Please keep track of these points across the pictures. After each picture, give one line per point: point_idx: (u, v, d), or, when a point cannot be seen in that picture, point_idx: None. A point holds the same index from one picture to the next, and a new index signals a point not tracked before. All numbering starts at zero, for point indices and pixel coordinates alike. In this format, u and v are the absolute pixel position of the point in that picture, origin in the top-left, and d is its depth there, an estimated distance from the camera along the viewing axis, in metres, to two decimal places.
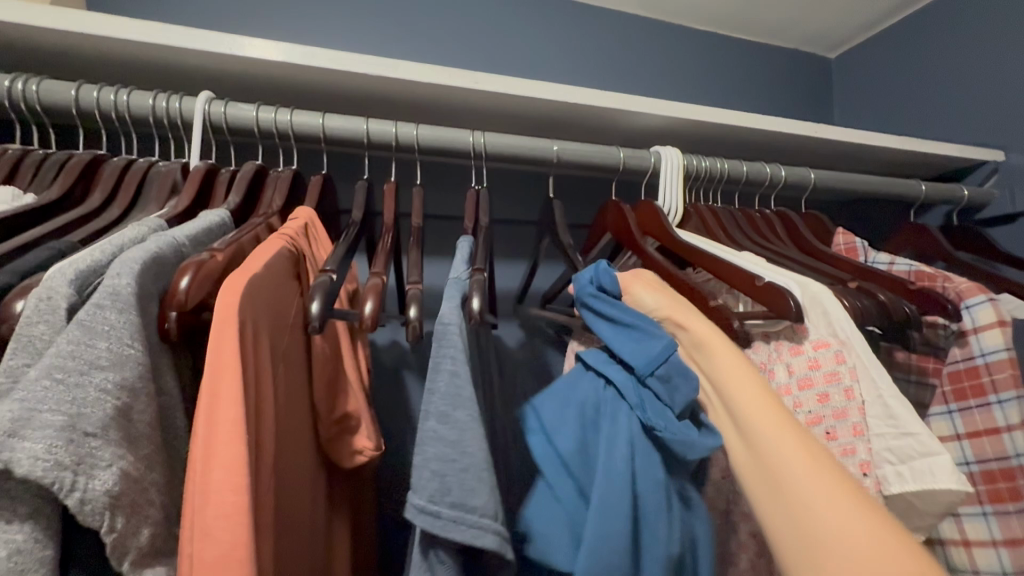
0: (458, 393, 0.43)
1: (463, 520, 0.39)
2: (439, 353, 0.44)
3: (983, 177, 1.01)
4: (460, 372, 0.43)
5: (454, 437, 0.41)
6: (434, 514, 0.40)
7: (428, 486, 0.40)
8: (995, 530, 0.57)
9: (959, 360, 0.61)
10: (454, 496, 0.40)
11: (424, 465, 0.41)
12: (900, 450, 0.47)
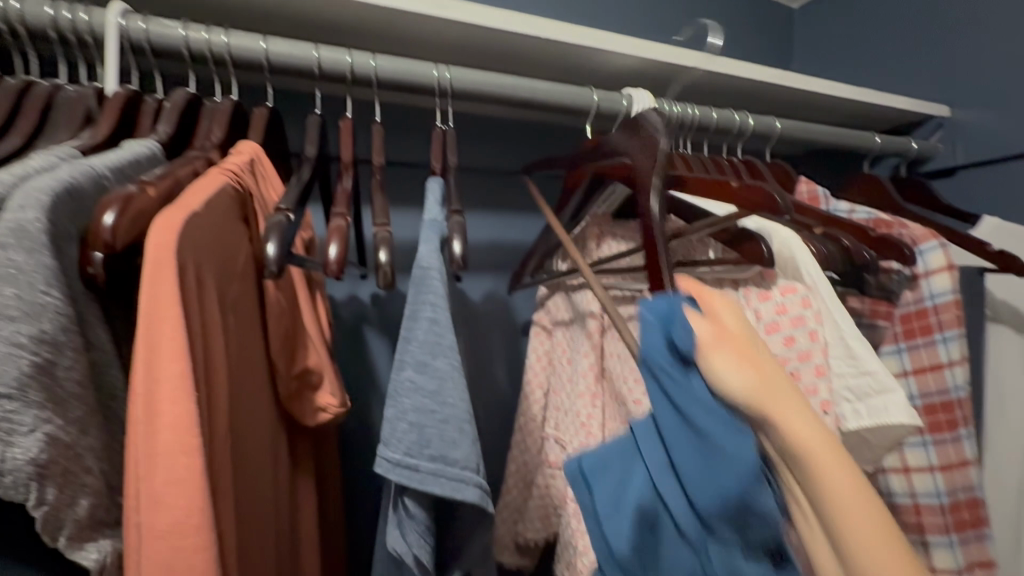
0: (437, 342, 0.46)
1: (442, 473, 0.44)
2: (418, 299, 0.47)
3: (927, 133, 1.04)
4: (439, 320, 0.46)
5: (432, 388, 0.45)
6: (412, 468, 0.44)
7: (407, 439, 0.44)
8: (932, 457, 0.61)
9: (911, 303, 0.64)
10: (433, 449, 0.44)
11: (403, 417, 0.45)
12: (859, 389, 0.48)
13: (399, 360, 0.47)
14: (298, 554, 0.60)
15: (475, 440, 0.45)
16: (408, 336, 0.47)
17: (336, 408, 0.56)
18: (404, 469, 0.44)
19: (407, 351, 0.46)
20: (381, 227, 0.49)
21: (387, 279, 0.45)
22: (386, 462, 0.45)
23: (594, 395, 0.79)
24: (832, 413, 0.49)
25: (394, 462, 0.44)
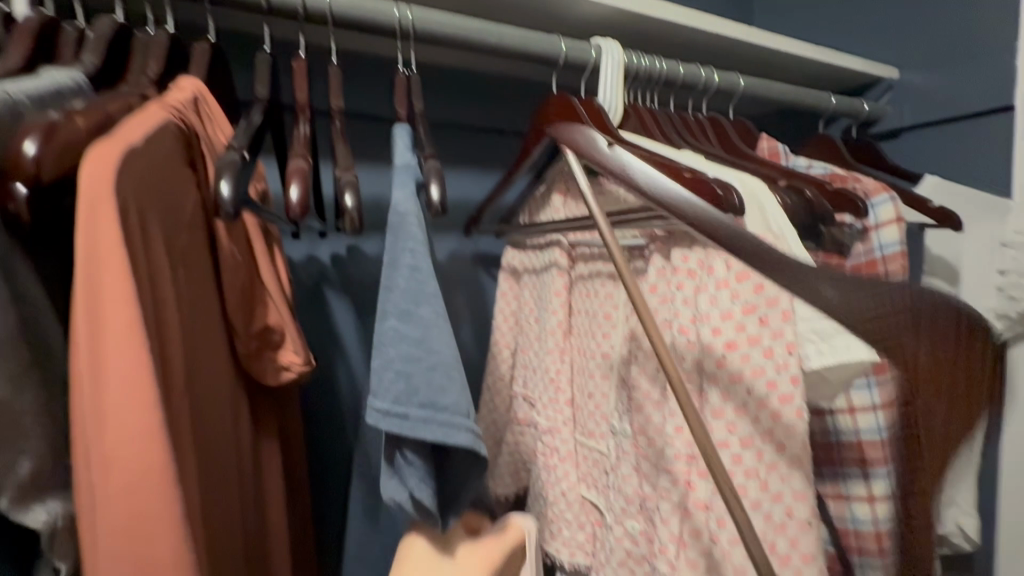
0: (420, 289, 0.46)
1: (433, 420, 0.45)
2: (395, 249, 0.47)
3: (879, 94, 1.07)
4: (420, 267, 0.46)
5: (418, 336, 0.45)
6: (402, 416, 0.45)
7: (394, 389, 0.45)
8: (875, 397, 0.63)
9: (861, 254, 0.67)
10: (423, 397, 0.45)
11: (389, 367, 0.45)
12: (822, 329, 0.51)
13: (382, 311, 0.47)
14: (265, 517, 0.59)
15: (463, 387, 0.46)
16: (389, 286, 0.47)
17: (300, 366, 0.54)
18: (394, 417, 0.45)
19: (388, 301, 0.46)
20: (346, 170, 0.47)
21: (352, 226, 0.44)
22: (376, 413, 0.45)
23: (562, 351, 0.78)
24: (797, 354, 0.51)
25: (384, 411, 0.45)
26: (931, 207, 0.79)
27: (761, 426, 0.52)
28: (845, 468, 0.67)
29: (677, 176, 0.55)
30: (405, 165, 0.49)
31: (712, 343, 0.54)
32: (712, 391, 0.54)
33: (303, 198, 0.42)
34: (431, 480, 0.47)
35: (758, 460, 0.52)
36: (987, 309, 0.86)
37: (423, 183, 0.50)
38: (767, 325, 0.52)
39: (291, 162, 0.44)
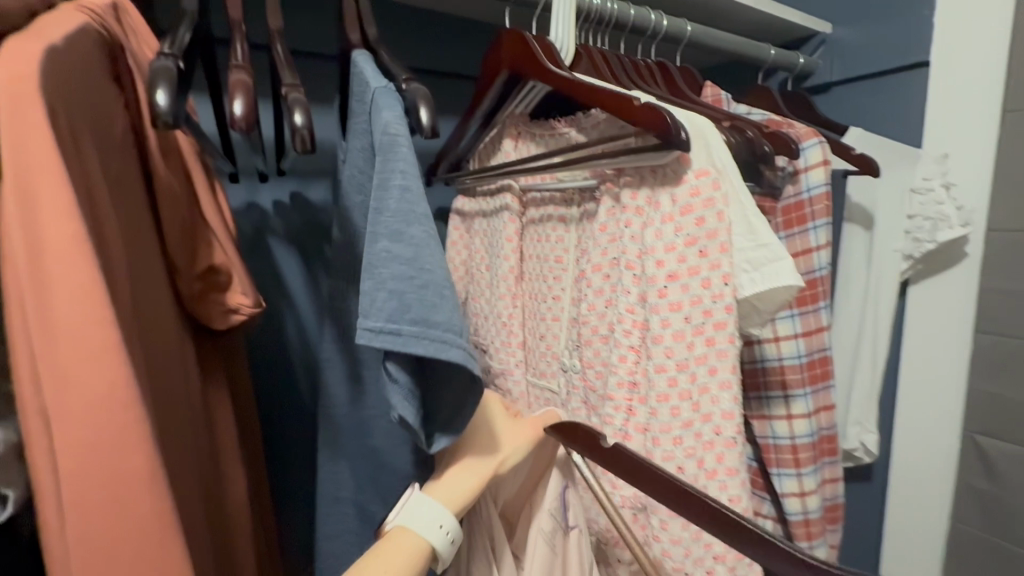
0: (411, 210, 0.47)
1: (425, 335, 0.45)
2: (386, 168, 0.47)
3: (813, 49, 1.12)
4: (410, 188, 0.47)
5: (410, 255, 0.46)
6: (395, 333, 0.45)
7: (387, 308, 0.45)
8: (796, 326, 0.71)
9: (790, 196, 0.73)
10: (415, 313, 0.45)
11: (382, 286, 0.45)
12: (755, 259, 0.56)
13: (372, 234, 0.47)
14: (222, 459, 0.58)
15: (455, 306, 0.46)
16: (380, 207, 0.47)
17: (250, 308, 0.53)
18: (387, 335, 0.45)
19: (379, 221, 0.47)
20: (292, 87, 0.45)
21: (306, 147, 0.43)
22: (367, 331, 0.45)
23: (514, 297, 0.80)
24: (731, 283, 0.55)
25: (376, 330, 0.45)
26: (854, 154, 0.86)
27: (696, 351, 0.56)
28: (768, 391, 0.73)
29: (630, 105, 0.56)
30: (384, 87, 0.51)
31: (655, 275, 0.57)
32: (652, 319, 0.58)
33: (250, 112, 0.40)
34: (415, 399, 0.47)
35: (691, 382, 0.57)
36: (896, 250, 0.97)
37: (410, 107, 0.51)
38: (705, 257, 0.56)
39: (233, 75, 0.42)
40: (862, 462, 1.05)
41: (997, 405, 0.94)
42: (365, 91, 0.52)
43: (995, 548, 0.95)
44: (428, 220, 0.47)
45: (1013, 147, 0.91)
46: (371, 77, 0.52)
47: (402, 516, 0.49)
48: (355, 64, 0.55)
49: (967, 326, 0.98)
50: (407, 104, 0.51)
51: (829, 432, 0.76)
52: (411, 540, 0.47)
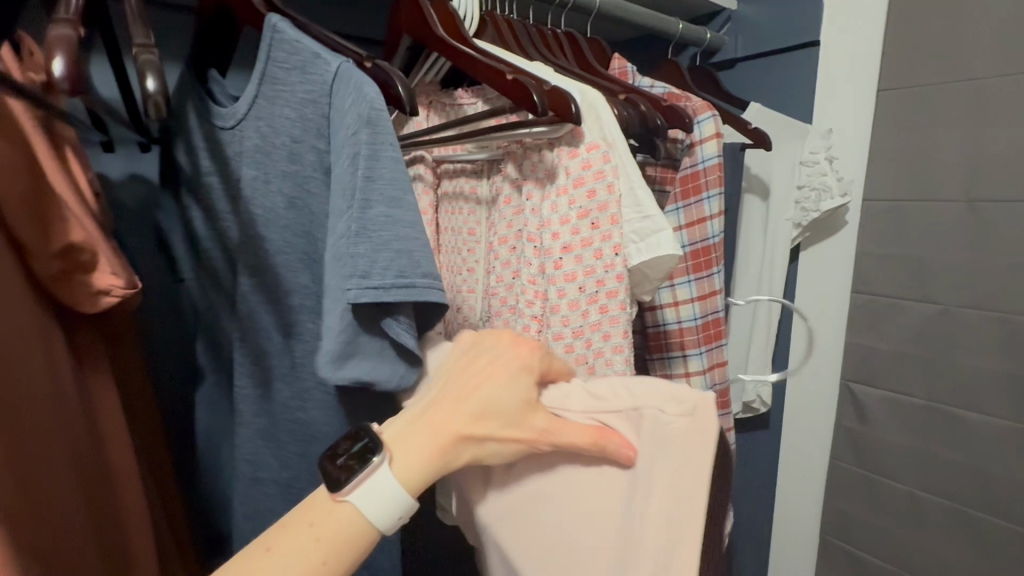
0: (402, 179, 0.49)
1: (436, 286, 0.49)
2: (376, 139, 0.49)
3: (720, 25, 1.17)
4: (400, 158, 0.50)
5: (412, 219, 0.49)
6: (411, 285, 0.47)
7: (400, 263, 0.47)
8: (693, 291, 0.77)
9: (688, 167, 0.76)
10: (426, 269, 0.49)
11: (386, 248, 0.47)
12: (641, 230, 0.59)
13: (365, 200, 0.48)
14: (106, 451, 0.54)
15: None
16: (372, 174, 0.48)
17: (123, 289, 0.50)
18: (402, 289, 0.47)
19: (374, 189, 0.48)
20: (144, 47, 0.41)
21: (161, 113, 0.39)
22: (377, 290, 0.47)
23: None
24: (621, 253, 0.59)
25: (388, 286, 0.47)
26: (748, 127, 0.92)
27: (591, 318, 0.59)
28: (669, 352, 0.79)
29: (501, 79, 0.58)
30: (349, 64, 0.52)
31: (552, 247, 0.60)
32: (550, 290, 0.60)
33: (73, 72, 0.40)
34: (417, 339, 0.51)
35: (587, 347, 0.60)
36: (787, 220, 1.05)
37: (385, 81, 0.56)
38: (597, 228, 0.59)
39: (54, 29, 0.41)
40: (758, 412, 1.17)
41: (867, 355, 1.06)
42: (320, 64, 0.53)
43: (863, 479, 1.08)
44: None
45: (886, 122, 1.00)
46: (327, 55, 0.53)
47: (357, 493, 0.42)
48: (272, 27, 0.55)
49: (846, 287, 1.09)
50: (381, 77, 0.56)
51: (722, 386, 0.83)
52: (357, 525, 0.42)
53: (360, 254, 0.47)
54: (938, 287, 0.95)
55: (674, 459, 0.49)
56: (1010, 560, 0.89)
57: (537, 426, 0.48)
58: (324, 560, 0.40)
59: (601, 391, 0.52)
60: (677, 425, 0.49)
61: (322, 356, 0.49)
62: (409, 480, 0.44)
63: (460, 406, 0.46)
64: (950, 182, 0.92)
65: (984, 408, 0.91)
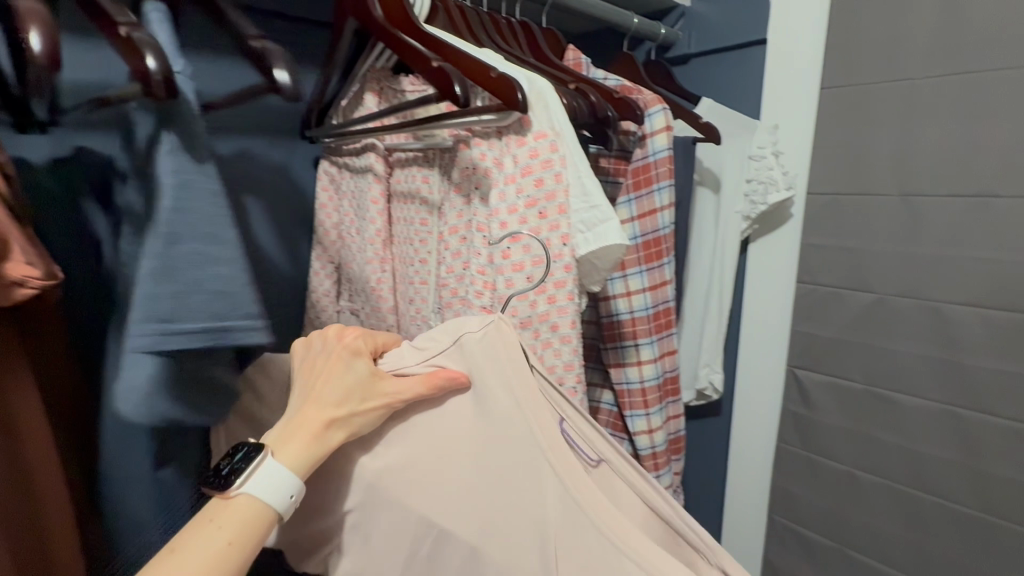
0: (216, 214, 0.49)
1: (240, 327, 0.49)
2: (183, 167, 0.47)
3: (674, 21, 1.20)
4: (218, 192, 0.49)
5: (230, 254, 0.49)
6: (224, 328, 0.48)
7: (208, 305, 0.47)
8: (645, 281, 0.78)
9: (639, 160, 0.78)
10: (246, 308, 0.49)
11: (198, 289, 0.47)
12: (589, 220, 0.59)
13: (170, 235, 0.47)
14: (23, 451, 0.50)
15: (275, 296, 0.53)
16: (182, 207, 0.47)
17: (40, 281, 0.46)
18: (214, 333, 0.48)
19: (187, 224, 0.47)
20: (133, 27, 0.46)
21: (157, 94, 0.45)
22: (182, 336, 0.47)
23: (382, 261, 0.80)
24: (569, 244, 0.59)
25: (198, 332, 0.47)
26: (698, 120, 0.94)
27: (539, 309, 0.60)
28: (622, 341, 0.80)
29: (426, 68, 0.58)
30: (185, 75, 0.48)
31: (500, 236, 0.59)
32: (498, 280, 0.60)
33: (50, 48, 0.42)
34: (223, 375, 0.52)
35: (535, 338, 0.61)
36: (737, 212, 1.09)
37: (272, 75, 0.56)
38: (545, 218, 0.59)
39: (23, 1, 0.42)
40: (710, 399, 1.21)
41: (811, 342, 1.10)
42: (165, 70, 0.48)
43: (808, 460, 1.13)
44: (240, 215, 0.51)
45: (827, 119, 1.04)
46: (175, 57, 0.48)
47: (251, 483, 0.46)
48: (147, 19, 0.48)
49: (791, 277, 1.14)
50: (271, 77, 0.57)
51: (672, 374, 0.85)
52: (255, 513, 0.46)
53: (162, 297, 0.46)
54: (876, 276, 1.00)
55: (493, 370, 0.51)
56: (937, 531, 0.96)
57: (388, 390, 0.53)
58: (228, 541, 0.43)
59: (423, 343, 0.56)
60: (487, 338, 0.52)
61: (115, 392, 0.50)
62: (301, 470, 0.48)
63: (310, 406, 0.51)
64: (885, 177, 0.97)
65: (915, 391, 0.97)
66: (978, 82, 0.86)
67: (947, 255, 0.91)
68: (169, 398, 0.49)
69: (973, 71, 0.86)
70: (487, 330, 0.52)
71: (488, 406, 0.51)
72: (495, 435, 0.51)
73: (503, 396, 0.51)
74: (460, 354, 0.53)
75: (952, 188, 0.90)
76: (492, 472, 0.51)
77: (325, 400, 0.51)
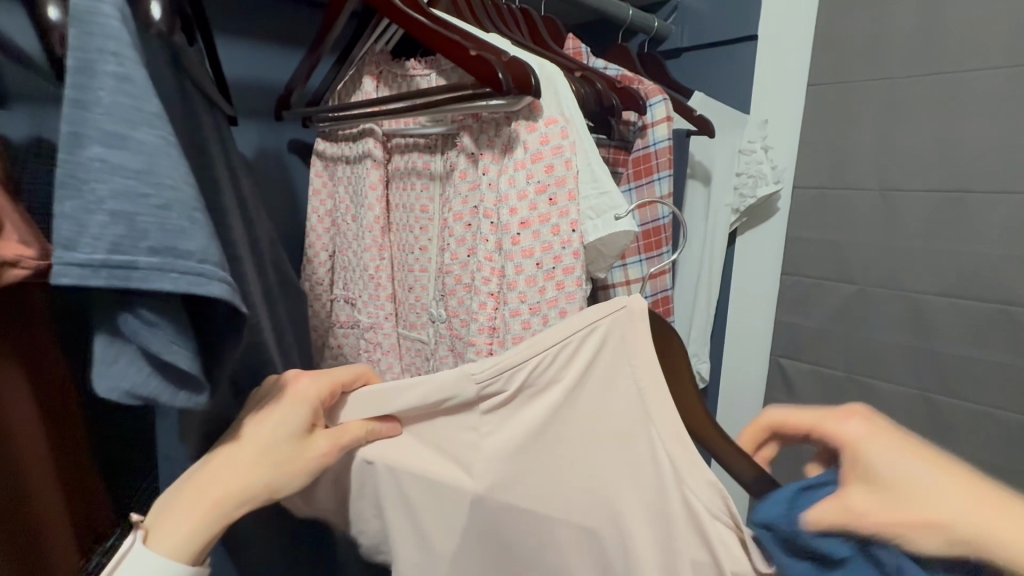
0: (139, 108, 0.36)
1: (168, 266, 0.36)
2: (86, 44, 0.35)
3: (667, 14, 1.19)
4: (131, 78, 0.36)
5: (140, 167, 0.36)
6: (127, 266, 0.35)
7: (111, 233, 0.35)
8: (645, 270, 0.79)
9: (640, 149, 0.79)
10: (154, 241, 0.36)
11: (98, 208, 0.35)
12: (598, 207, 0.59)
13: (74, 136, 0.35)
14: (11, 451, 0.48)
15: (212, 233, 0.38)
16: (82, 99, 0.35)
17: (35, 261, 0.43)
18: (115, 268, 0.35)
19: (85, 121, 0.35)
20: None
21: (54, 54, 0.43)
22: (84, 269, 0.34)
23: (380, 248, 0.79)
24: (578, 230, 0.59)
25: (96, 266, 0.35)
26: (692, 114, 0.95)
27: (548, 295, 0.60)
28: None
29: (465, 56, 0.58)
30: None
31: (509, 223, 0.61)
32: (507, 266, 0.61)
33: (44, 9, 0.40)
34: (187, 339, 0.39)
35: (543, 324, 0.60)
36: (726, 205, 1.11)
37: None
38: (555, 204, 0.59)
39: None
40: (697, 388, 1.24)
41: (795, 332, 1.14)
42: None
43: None
44: (163, 123, 0.37)
45: (815, 116, 1.07)
46: None
47: None
48: None
49: (778, 270, 1.17)
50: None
51: None
52: None
53: (64, 215, 0.35)
54: (858, 267, 1.04)
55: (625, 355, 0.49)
56: None
57: (319, 449, 0.49)
58: None
59: (542, 338, 0.49)
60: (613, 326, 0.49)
61: (93, 365, 0.38)
62: (189, 552, 0.43)
63: (223, 479, 0.45)
64: (867, 173, 1.01)
65: (890, 376, 1.01)
66: (954, 81, 0.89)
67: (925, 247, 0.95)
68: (98, 362, 0.37)
69: (951, 70, 0.89)
70: (615, 317, 0.48)
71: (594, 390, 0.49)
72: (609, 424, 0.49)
73: (627, 389, 0.49)
74: (573, 354, 0.49)
75: (929, 183, 0.93)
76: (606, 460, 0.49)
77: (240, 468, 0.45)
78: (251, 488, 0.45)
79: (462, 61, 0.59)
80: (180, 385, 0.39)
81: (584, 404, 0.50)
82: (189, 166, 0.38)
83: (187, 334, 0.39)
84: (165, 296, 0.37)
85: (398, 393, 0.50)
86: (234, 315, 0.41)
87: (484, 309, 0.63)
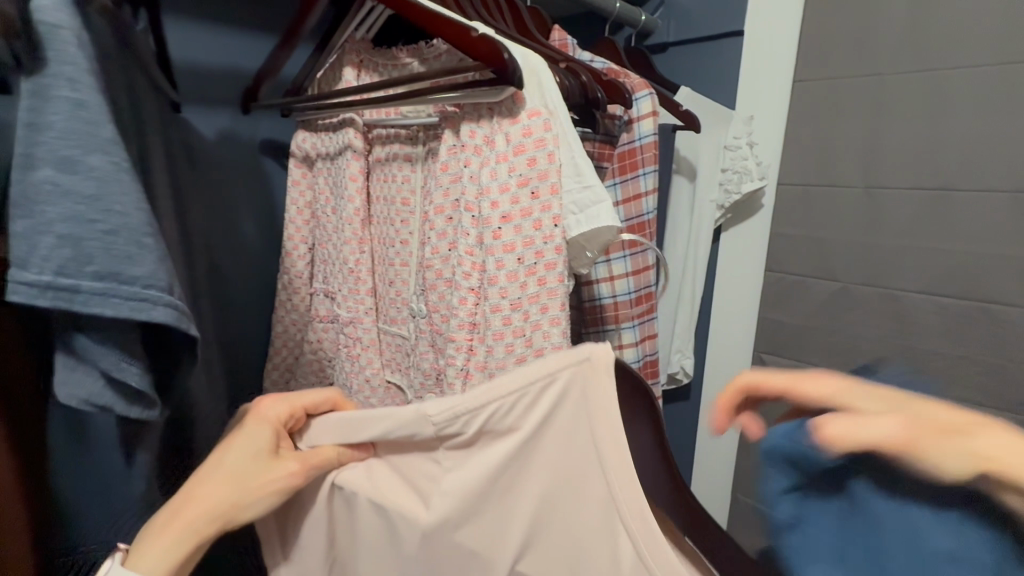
0: (92, 133, 0.39)
1: (117, 293, 0.40)
2: (44, 70, 0.38)
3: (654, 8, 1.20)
4: (87, 104, 0.39)
5: (90, 192, 0.39)
6: (71, 290, 0.39)
7: (58, 255, 0.38)
8: (628, 266, 0.79)
9: (625, 144, 0.78)
10: (99, 267, 0.39)
11: (47, 229, 0.38)
12: (581, 202, 0.58)
13: (29, 157, 0.38)
14: None
15: (160, 259, 0.42)
16: (36, 122, 0.38)
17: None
18: (60, 291, 0.38)
19: (40, 142, 0.38)
20: None
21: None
22: (29, 288, 0.38)
23: (361, 242, 0.77)
24: (560, 225, 0.58)
25: (42, 287, 0.38)
26: (678, 109, 0.95)
27: (529, 290, 0.59)
28: (605, 325, 0.80)
29: (467, 39, 0.56)
30: None
31: (490, 216, 0.59)
32: (488, 261, 0.59)
33: None
34: (137, 361, 0.43)
35: (524, 320, 0.60)
36: (711, 201, 1.10)
37: None
38: (537, 198, 0.58)
39: None
40: (682, 383, 1.24)
41: (777, 328, 1.15)
42: None
43: None
44: (116, 148, 0.41)
45: (801, 112, 1.07)
46: None
47: None
48: None
49: (762, 266, 1.17)
50: None
51: (652, 357, 0.86)
52: None
53: (16, 234, 0.38)
54: (841, 265, 1.04)
55: (591, 408, 0.44)
56: None
57: (286, 468, 0.47)
58: None
59: (502, 381, 0.45)
60: (570, 377, 0.44)
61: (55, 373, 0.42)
62: (165, 571, 0.43)
63: (195, 494, 0.45)
64: (850, 172, 1.01)
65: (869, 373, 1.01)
66: (942, 80, 0.89)
67: (905, 245, 0.96)
68: (60, 369, 0.42)
69: (944, 67, 0.89)
70: (579, 370, 0.44)
71: (552, 435, 0.46)
72: (565, 477, 0.46)
73: (584, 441, 0.45)
74: (528, 406, 0.45)
75: (914, 180, 0.94)
76: (563, 513, 0.46)
77: (213, 481, 0.45)
78: (221, 502, 0.45)
79: (463, 43, 0.57)
80: (132, 399, 0.44)
81: (539, 458, 0.46)
82: (140, 192, 0.42)
83: (137, 356, 0.43)
84: (109, 320, 0.41)
85: (364, 422, 0.48)
86: (190, 338, 0.46)
87: (461, 305, 0.61)
